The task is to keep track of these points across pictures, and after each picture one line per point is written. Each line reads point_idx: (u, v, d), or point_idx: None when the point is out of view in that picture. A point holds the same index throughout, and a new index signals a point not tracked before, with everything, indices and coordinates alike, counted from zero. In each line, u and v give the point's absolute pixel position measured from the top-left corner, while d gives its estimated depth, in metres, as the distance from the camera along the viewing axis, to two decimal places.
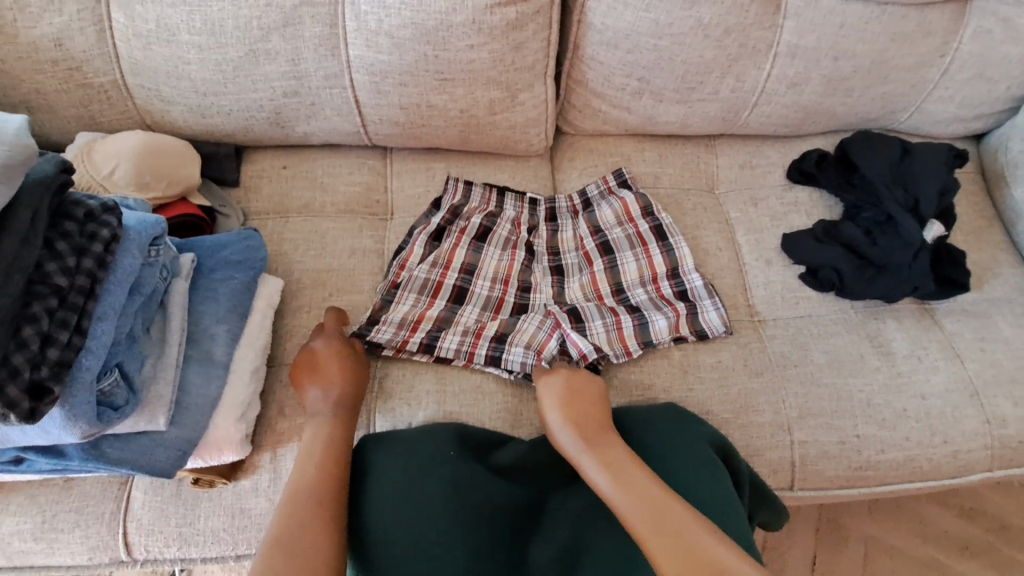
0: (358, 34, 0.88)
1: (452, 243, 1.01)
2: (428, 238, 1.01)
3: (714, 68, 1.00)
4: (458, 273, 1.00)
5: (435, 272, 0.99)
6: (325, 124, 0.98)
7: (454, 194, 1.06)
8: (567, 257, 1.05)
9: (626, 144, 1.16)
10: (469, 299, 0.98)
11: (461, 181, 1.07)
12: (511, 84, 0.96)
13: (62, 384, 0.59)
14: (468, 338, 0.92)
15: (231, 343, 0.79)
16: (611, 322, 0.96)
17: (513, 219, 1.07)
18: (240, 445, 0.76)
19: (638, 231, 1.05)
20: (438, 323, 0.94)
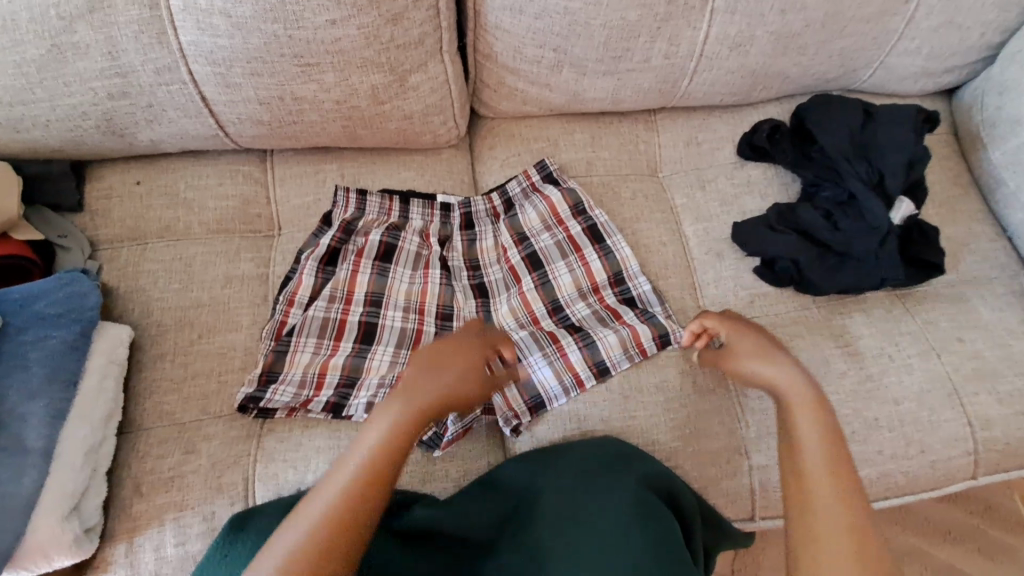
0: (185, 14, 0.70)
1: (354, 270, 0.86)
2: (322, 269, 0.85)
3: (642, 31, 0.83)
4: (362, 306, 0.84)
5: (335, 309, 0.83)
6: (174, 129, 0.80)
7: (350, 206, 0.90)
8: (489, 273, 0.90)
9: (553, 126, 0.99)
10: (379, 338, 0.82)
11: (351, 192, 0.90)
12: (396, 66, 0.79)
13: None
14: (380, 391, 0.76)
15: (52, 423, 0.64)
16: (554, 351, 0.82)
17: (422, 230, 0.91)
18: (76, 545, 0.62)
19: (569, 234, 0.91)
20: (346, 374, 0.79)
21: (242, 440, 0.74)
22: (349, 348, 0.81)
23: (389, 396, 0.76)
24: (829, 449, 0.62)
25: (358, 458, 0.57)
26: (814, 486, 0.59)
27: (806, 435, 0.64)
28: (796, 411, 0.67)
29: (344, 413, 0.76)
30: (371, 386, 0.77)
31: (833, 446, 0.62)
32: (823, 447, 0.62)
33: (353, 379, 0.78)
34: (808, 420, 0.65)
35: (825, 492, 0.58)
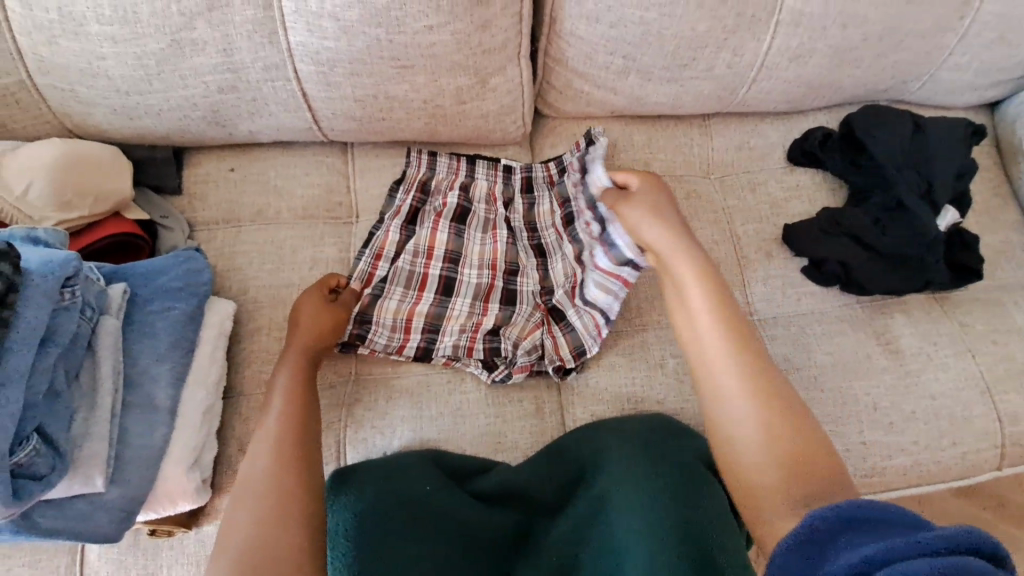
0: (297, 17, 0.76)
1: (432, 228, 0.94)
2: (404, 226, 0.93)
3: (709, 41, 0.89)
4: (441, 261, 0.93)
5: (418, 263, 0.92)
6: (272, 121, 0.87)
7: (427, 165, 0.98)
8: (545, 234, 0.98)
9: (613, 127, 1.05)
10: (458, 291, 0.91)
11: (424, 153, 0.98)
12: (480, 69, 0.85)
13: None
14: (463, 337, 0.88)
15: (175, 385, 0.71)
16: (580, 308, 0.90)
17: (489, 193, 0.99)
18: (197, 493, 0.69)
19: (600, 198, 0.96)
20: (430, 320, 0.89)
21: (335, 407, 0.83)
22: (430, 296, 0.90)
23: (471, 343, 0.87)
24: (766, 379, 0.65)
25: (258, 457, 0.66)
26: (768, 474, 0.58)
27: (726, 377, 0.66)
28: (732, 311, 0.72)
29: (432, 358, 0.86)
30: (454, 333, 0.88)
31: (756, 369, 0.66)
32: (763, 427, 0.61)
33: (436, 326, 0.88)
34: (750, 420, 0.62)
35: (756, 433, 0.61)
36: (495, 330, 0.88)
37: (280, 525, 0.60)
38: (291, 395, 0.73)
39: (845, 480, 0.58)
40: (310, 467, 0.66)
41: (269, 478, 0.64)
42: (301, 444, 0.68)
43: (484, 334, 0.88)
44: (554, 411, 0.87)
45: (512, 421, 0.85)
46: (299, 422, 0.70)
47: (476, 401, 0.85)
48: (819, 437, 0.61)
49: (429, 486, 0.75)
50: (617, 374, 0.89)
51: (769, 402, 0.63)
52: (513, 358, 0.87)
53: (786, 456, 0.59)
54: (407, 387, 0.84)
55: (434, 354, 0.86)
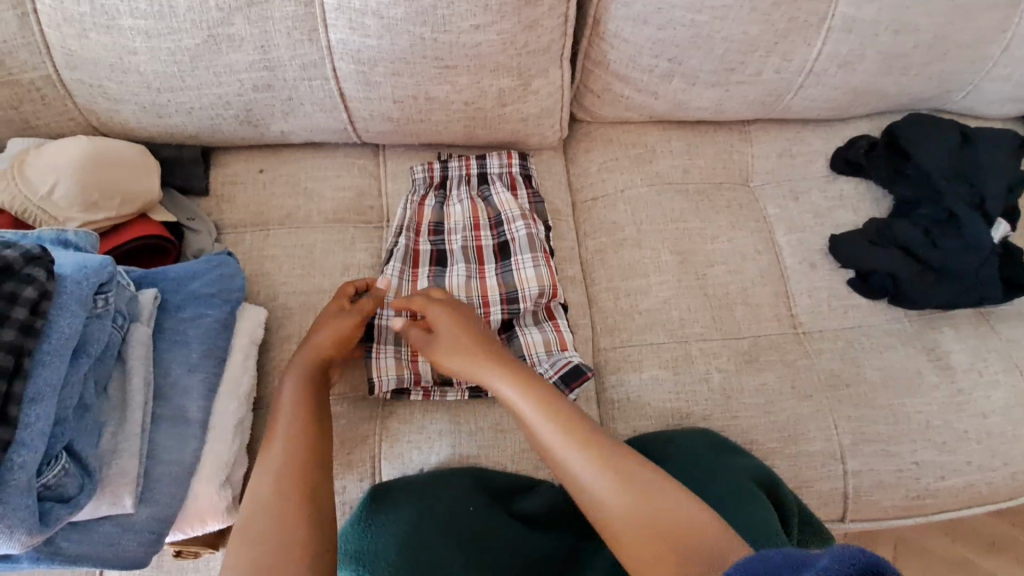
0: (338, 13, 0.73)
1: (463, 238, 0.90)
2: (432, 237, 0.90)
3: (758, 46, 0.86)
4: (465, 273, 0.88)
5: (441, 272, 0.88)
6: (306, 121, 0.84)
7: (463, 168, 0.94)
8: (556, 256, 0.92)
9: (650, 132, 1.02)
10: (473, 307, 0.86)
11: (468, 159, 0.95)
12: (523, 70, 0.82)
13: None
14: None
15: (207, 397, 0.67)
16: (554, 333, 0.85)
17: (526, 198, 0.93)
18: (228, 511, 0.66)
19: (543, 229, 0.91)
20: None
21: (370, 419, 0.79)
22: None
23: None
24: (608, 459, 0.61)
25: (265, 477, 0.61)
26: (625, 532, 0.55)
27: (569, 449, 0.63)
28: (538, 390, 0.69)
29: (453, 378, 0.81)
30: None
31: (601, 452, 0.61)
32: (635, 492, 0.57)
33: None
34: (609, 481, 0.59)
35: (619, 498, 0.57)
36: (522, 345, 0.83)
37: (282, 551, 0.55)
38: (301, 410, 0.67)
39: (728, 533, 0.53)
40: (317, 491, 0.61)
41: (273, 501, 0.59)
42: (311, 465, 0.63)
43: (508, 350, 0.83)
44: (594, 426, 0.84)
45: None
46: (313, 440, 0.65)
47: None
48: (681, 504, 0.56)
49: (473, 506, 0.72)
50: (660, 388, 0.85)
51: (621, 480, 0.58)
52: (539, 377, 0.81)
53: (630, 521, 0.56)
54: (443, 400, 0.80)
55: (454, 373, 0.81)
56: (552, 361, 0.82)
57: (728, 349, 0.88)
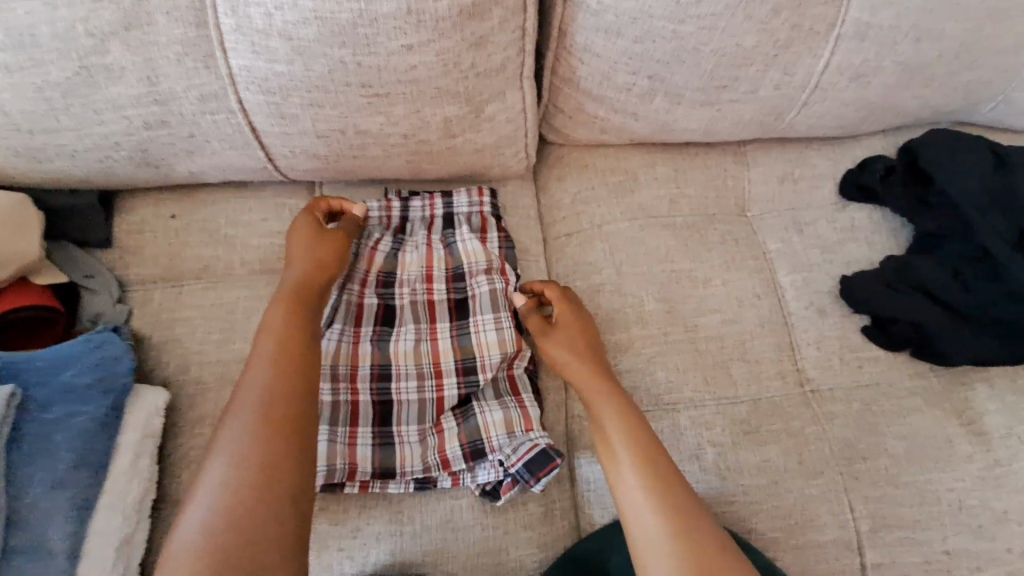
0: (238, 35, 0.59)
1: (414, 292, 0.77)
2: (381, 290, 0.77)
3: (754, 58, 0.72)
4: (414, 335, 0.75)
5: (385, 336, 0.75)
6: (218, 161, 0.70)
7: (424, 210, 0.82)
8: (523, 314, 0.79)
9: (632, 156, 0.89)
10: (419, 378, 0.73)
11: (430, 198, 0.82)
12: (473, 95, 0.68)
13: None
14: (436, 435, 0.70)
15: (78, 516, 0.54)
16: (515, 408, 0.71)
17: (493, 244, 0.81)
18: None
19: (506, 286, 0.77)
20: (400, 412, 0.71)
21: None
22: (401, 380, 0.73)
23: (447, 443, 0.69)
24: (655, 456, 0.60)
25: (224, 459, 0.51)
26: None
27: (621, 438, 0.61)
28: (582, 386, 0.67)
29: (394, 468, 0.68)
30: (424, 430, 0.71)
31: (651, 451, 0.61)
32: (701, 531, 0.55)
33: (389, 423, 0.71)
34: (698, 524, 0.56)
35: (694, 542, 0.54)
36: (478, 425, 0.70)
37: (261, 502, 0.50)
38: (282, 368, 0.57)
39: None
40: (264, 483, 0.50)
41: (224, 495, 0.49)
42: (273, 453, 0.52)
43: (462, 431, 0.70)
44: (565, 514, 0.71)
45: (516, 533, 0.68)
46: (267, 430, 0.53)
47: (471, 510, 0.68)
48: (697, 506, 0.57)
49: None
50: None
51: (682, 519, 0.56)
52: (497, 466, 0.68)
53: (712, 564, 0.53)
54: (384, 492, 0.68)
55: (395, 462, 0.69)
56: (514, 446, 0.68)
57: (723, 416, 0.75)
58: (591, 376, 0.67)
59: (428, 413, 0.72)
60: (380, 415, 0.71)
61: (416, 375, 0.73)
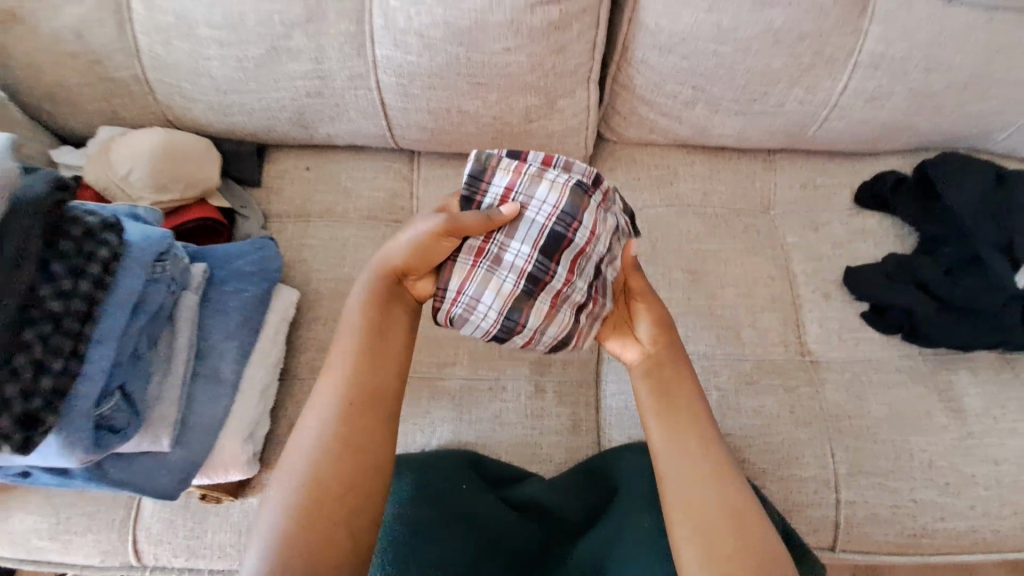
0: (384, 32, 0.81)
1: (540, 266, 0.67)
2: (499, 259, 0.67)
3: (783, 77, 0.89)
4: (540, 271, 0.66)
5: (518, 255, 0.66)
6: (351, 126, 0.93)
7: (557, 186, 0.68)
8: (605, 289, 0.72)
9: (674, 155, 1.05)
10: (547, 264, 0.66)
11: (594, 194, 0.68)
12: (551, 90, 0.87)
13: (59, 414, 0.58)
14: (545, 298, 0.67)
15: (240, 361, 0.76)
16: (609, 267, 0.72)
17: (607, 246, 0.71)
18: (247, 464, 0.73)
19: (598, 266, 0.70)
20: (551, 228, 0.66)
21: None
22: (509, 310, 0.66)
23: (586, 242, 0.67)
24: (739, 513, 0.59)
25: (310, 440, 0.58)
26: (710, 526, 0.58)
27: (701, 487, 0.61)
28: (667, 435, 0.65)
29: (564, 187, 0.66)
30: (577, 221, 0.67)
31: (733, 510, 0.59)
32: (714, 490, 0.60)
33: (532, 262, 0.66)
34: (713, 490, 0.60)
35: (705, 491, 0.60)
36: (607, 226, 0.70)
37: (342, 501, 0.55)
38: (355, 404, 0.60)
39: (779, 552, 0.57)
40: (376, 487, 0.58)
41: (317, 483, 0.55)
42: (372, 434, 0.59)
43: (596, 219, 0.68)
44: (590, 429, 0.87)
45: (549, 433, 0.85)
46: (359, 399, 0.60)
47: (515, 411, 0.86)
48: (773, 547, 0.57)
49: (465, 485, 0.76)
50: None
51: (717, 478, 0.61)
52: (592, 282, 0.70)
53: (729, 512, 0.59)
54: (451, 390, 0.86)
55: (546, 186, 0.66)
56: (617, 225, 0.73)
57: (729, 369, 0.90)
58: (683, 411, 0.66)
59: (531, 321, 0.67)
60: (523, 217, 0.67)
61: (520, 327, 0.66)
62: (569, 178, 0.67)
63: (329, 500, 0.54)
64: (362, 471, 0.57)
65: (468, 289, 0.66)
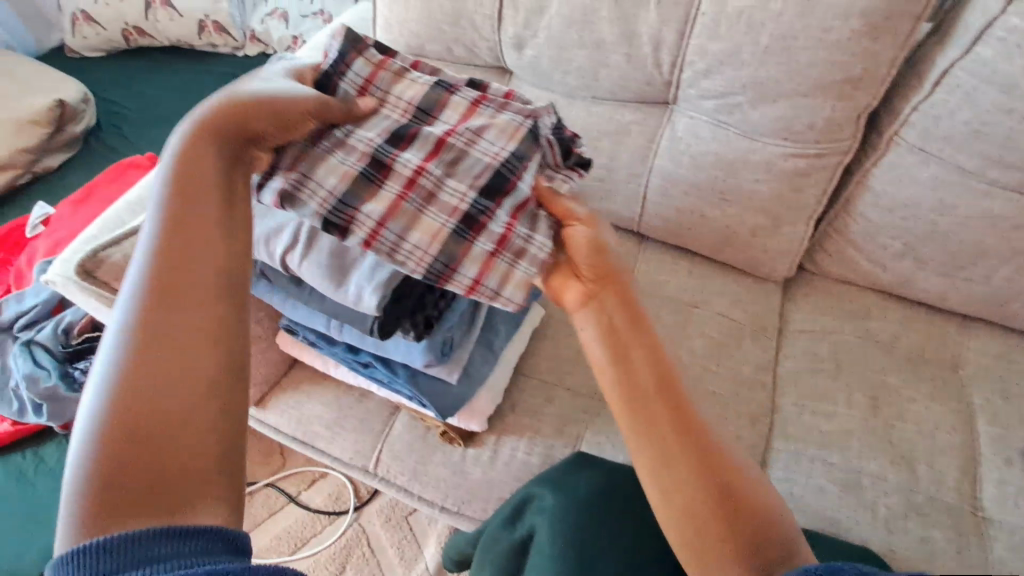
0: (666, 150, 1.13)
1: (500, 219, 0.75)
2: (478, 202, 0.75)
3: (992, 254, 1.05)
4: (499, 226, 0.74)
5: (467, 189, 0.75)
6: (612, 207, 1.24)
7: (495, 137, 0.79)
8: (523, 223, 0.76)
9: (870, 296, 1.23)
10: (495, 206, 0.76)
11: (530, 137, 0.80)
12: (780, 217, 1.12)
13: (445, 321, 0.87)
14: (484, 245, 0.73)
15: (507, 341, 1.04)
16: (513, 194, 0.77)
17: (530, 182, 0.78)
18: (483, 420, 1.02)
19: (529, 213, 0.77)
20: (495, 175, 0.77)
21: (584, 410, 1.07)
22: (439, 253, 0.72)
23: (489, 164, 0.77)
24: (719, 517, 0.59)
25: (115, 340, 0.47)
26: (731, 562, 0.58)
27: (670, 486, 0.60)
28: (700, 454, 0.61)
29: (488, 132, 0.79)
30: (519, 172, 0.78)
31: (715, 513, 0.59)
32: (710, 517, 0.59)
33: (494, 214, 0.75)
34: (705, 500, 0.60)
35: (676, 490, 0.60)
36: (524, 150, 0.79)
37: (142, 389, 0.45)
38: (166, 288, 0.49)
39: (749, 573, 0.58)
40: (174, 418, 0.45)
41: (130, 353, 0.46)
42: (166, 302, 0.49)
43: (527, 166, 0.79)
44: None
45: None
46: (176, 280, 0.50)
47: None
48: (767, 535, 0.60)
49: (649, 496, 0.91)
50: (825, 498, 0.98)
51: (655, 476, 0.61)
52: (491, 200, 0.76)
53: (691, 503, 0.60)
54: None
55: (495, 134, 0.79)
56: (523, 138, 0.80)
57: (899, 493, 0.98)
58: (657, 405, 0.63)
59: (468, 270, 0.72)
60: (467, 158, 0.77)
61: (454, 273, 0.72)
62: (435, 121, 0.80)
63: (152, 449, 0.44)
64: (179, 386, 0.46)
65: (377, 211, 0.71)
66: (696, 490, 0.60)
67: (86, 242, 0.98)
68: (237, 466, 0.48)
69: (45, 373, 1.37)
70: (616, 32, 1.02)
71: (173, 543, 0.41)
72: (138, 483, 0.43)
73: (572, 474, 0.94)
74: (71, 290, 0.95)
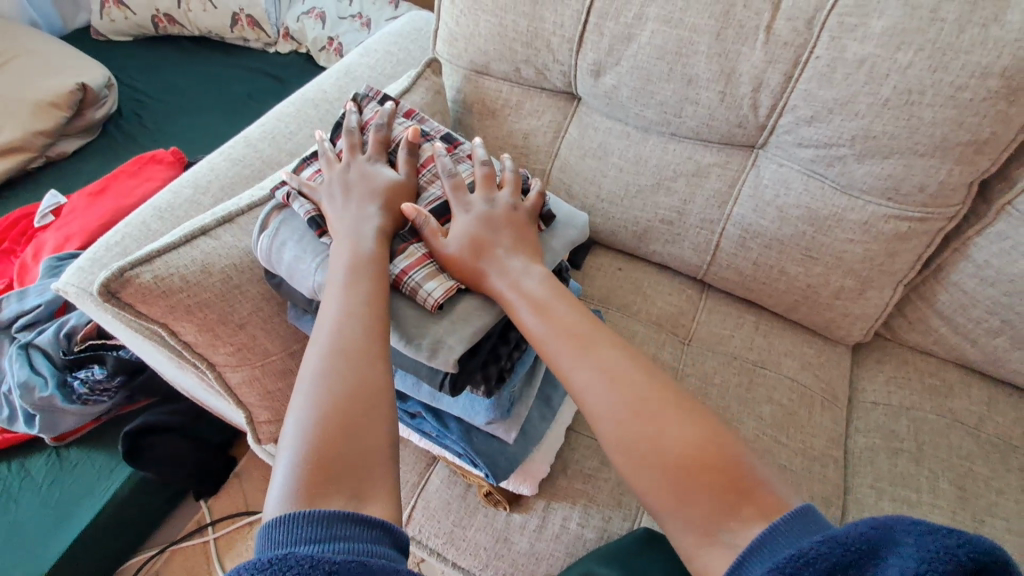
0: (748, 197, 1.04)
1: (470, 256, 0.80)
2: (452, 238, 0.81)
3: None
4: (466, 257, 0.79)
5: None
6: (679, 252, 1.14)
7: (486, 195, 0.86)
8: None
9: (949, 370, 1.13)
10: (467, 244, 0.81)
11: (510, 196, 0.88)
12: (867, 280, 1.02)
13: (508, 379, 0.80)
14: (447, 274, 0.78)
15: (565, 397, 0.93)
16: None
17: None
18: (535, 484, 0.91)
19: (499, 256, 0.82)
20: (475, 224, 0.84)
21: None
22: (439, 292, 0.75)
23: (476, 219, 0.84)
24: (692, 476, 0.59)
25: (329, 367, 0.62)
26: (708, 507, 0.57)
27: (657, 442, 0.61)
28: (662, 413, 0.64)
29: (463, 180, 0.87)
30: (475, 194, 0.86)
31: (687, 469, 0.59)
32: (679, 468, 0.59)
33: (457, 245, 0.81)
34: (680, 449, 0.60)
35: (665, 447, 0.61)
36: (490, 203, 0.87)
37: (342, 412, 0.58)
38: (366, 339, 0.65)
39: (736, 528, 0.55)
40: (356, 432, 0.58)
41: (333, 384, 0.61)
42: (359, 347, 0.64)
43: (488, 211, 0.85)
44: None
45: None
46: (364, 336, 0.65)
47: None
48: (766, 487, 0.57)
49: None
50: None
51: (651, 437, 0.62)
52: None
53: (684, 463, 0.60)
54: None
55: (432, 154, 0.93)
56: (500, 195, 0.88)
57: None
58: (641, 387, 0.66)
59: (431, 285, 0.76)
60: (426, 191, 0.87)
61: (417, 287, 0.76)
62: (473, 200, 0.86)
63: (351, 454, 0.55)
64: (374, 412, 0.60)
65: (404, 262, 0.78)
66: (679, 451, 0.60)
67: (111, 251, 0.88)
68: (368, 460, 0.56)
69: (41, 381, 1.25)
70: (713, 68, 0.94)
71: (349, 526, 0.49)
72: (342, 464, 0.55)
73: (636, 556, 0.83)
74: (87, 302, 0.85)
